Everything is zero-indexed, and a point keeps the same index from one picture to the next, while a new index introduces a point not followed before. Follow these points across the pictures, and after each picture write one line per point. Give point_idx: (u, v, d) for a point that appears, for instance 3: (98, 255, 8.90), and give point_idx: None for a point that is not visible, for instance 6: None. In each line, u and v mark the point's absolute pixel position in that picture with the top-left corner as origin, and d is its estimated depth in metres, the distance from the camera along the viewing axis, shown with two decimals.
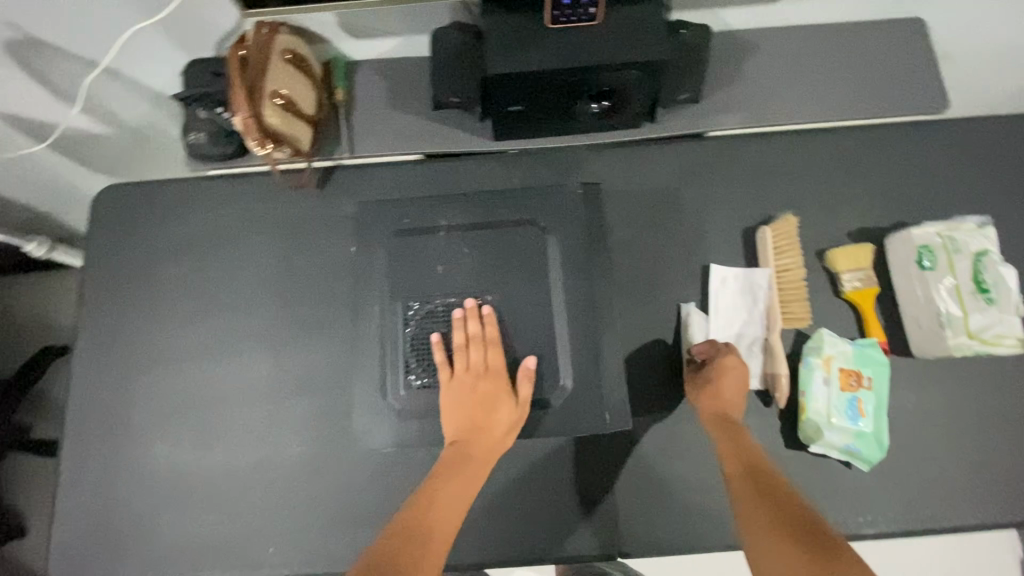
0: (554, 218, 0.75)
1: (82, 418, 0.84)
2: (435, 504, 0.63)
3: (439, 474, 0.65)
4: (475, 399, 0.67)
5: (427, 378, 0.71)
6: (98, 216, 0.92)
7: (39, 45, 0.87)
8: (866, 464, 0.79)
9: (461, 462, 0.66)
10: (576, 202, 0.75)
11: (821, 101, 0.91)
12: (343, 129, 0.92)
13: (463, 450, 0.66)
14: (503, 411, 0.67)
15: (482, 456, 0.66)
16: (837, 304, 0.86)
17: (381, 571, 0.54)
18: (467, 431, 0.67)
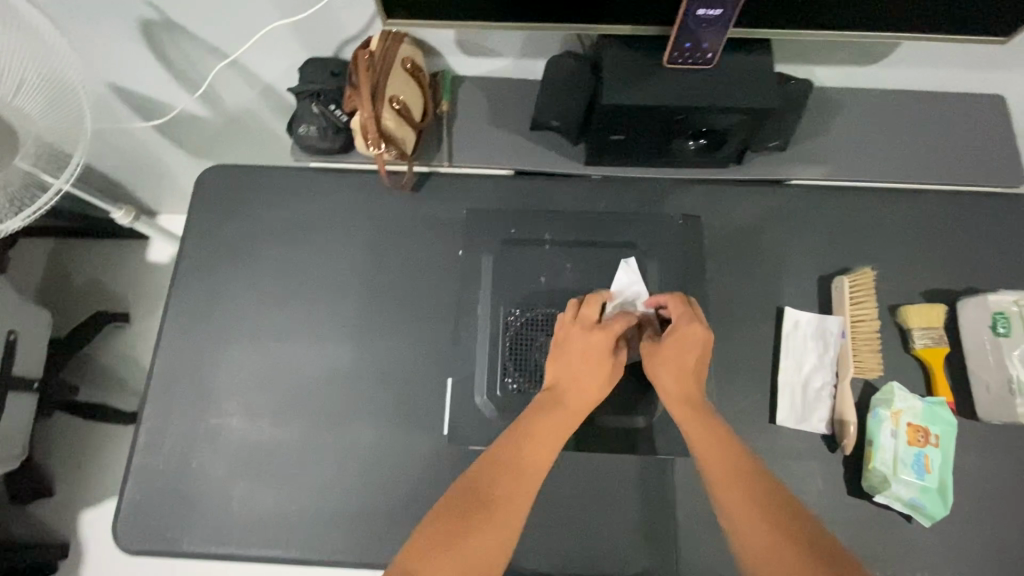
0: (653, 244, 0.88)
1: (166, 382, 0.88)
2: (524, 446, 0.69)
3: (536, 412, 0.72)
4: (582, 351, 0.75)
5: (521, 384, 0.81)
6: (200, 192, 0.97)
7: (173, 27, 0.93)
8: (928, 520, 0.80)
9: (555, 412, 0.72)
10: (676, 234, 0.89)
11: (901, 163, 0.95)
12: (444, 138, 0.96)
13: (558, 396, 0.74)
14: (603, 371, 0.75)
15: (574, 404, 0.73)
16: (907, 360, 0.88)
17: (485, 499, 0.64)
18: (565, 381, 0.75)
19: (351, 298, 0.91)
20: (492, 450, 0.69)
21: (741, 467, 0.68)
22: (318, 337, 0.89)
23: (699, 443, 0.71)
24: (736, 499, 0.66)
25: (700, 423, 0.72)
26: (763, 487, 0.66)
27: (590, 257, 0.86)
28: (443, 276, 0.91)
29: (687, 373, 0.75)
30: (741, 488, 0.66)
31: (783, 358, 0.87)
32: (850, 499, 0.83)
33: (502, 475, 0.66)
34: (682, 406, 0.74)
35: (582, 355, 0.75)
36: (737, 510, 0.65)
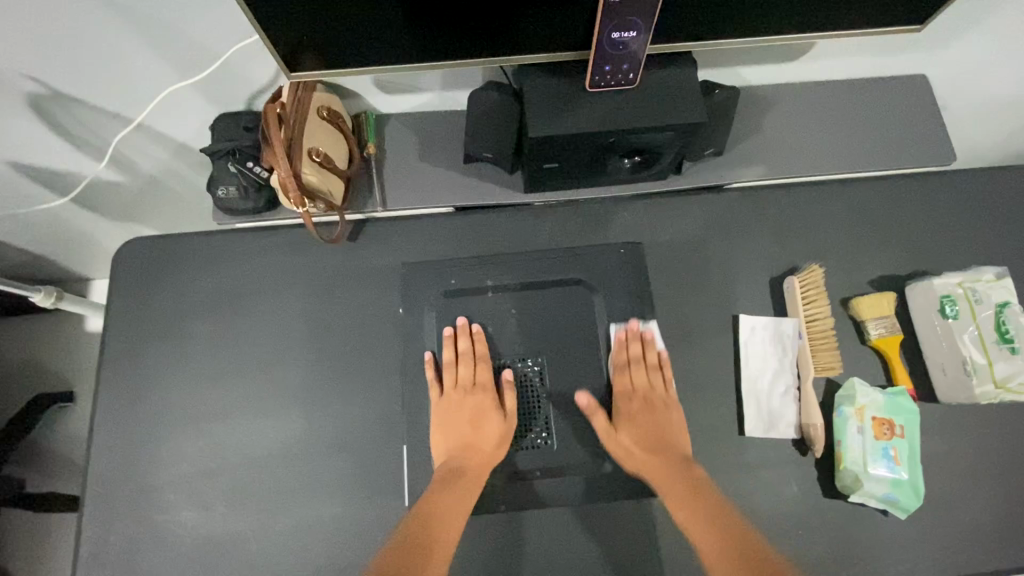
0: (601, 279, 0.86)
1: (105, 482, 0.81)
2: (441, 515, 0.72)
3: (438, 486, 0.75)
4: (471, 417, 0.79)
5: None
6: (119, 270, 0.90)
7: (65, 98, 0.86)
8: (904, 512, 0.80)
9: (464, 484, 0.75)
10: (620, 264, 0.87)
11: (835, 155, 0.96)
12: (376, 184, 0.92)
13: (458, 464, 0.76)
14: (490, 425, 0.79)
15: (476, 467, 0.77)
16: (865, 352, 0.88)
17: None
18: (459, 448, 0.78)
19: (297, 364, 0.86)
20: (419, 512, 0.73)
21: (688, 480, 0.76)
22: (266, 411, 0.84)
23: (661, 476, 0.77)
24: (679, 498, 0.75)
25: (654, 421, 0.81)
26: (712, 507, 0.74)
27: (538, 300, 0.85)
28: (391, 329, 0.87)
29: (657, 429, 0.81)
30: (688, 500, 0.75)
31: (744, 367, 0.86)
32: (827, 501, 0.83)
33: (414, 556, 0.69)
34: (653, 466, 0.78)
35: (467, 415, 0.79)
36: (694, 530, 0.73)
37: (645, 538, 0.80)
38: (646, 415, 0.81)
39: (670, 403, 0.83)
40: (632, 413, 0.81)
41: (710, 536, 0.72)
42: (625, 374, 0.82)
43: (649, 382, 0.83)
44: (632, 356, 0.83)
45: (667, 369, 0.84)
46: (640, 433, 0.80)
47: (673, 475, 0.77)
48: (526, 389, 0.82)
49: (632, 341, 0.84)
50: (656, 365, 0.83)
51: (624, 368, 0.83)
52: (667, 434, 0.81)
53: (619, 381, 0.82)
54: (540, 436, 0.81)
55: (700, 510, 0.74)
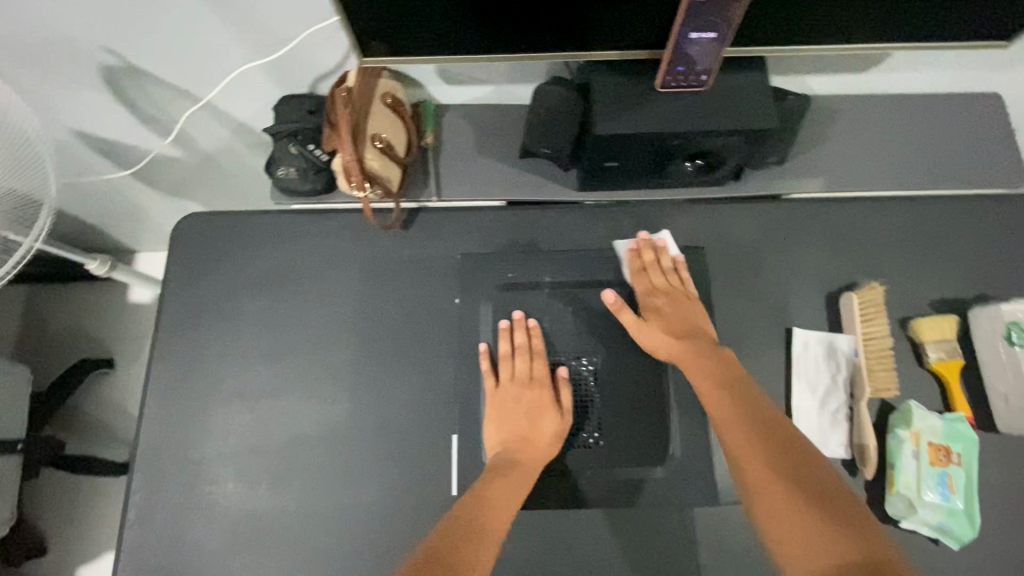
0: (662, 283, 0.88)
1: (154, 449, 0.83)
2: (495, 503, 0.71)
3: (491, 477, 0.74)
4: (528, 412, 0.78)
5: None
6: (177, 244, 0.92)
7: (137, 72, 0.88)
8: (957, 542, 0.78)
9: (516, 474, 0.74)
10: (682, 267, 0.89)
11: (901, 170, 0.93)
12: (432, 173, 0.93)
13: (512, 457, 0.76)
14: (546, 420, 0.78)
15: (531, 462, 0.76)
16: (923, 375, 0.86)
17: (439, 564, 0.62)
18: (514, 441, 0.77)
19: (346, 347, 0.87)
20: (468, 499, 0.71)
21: (754, 420, 0.70)
22: (313, 391, 0.85)
23: (695, 372, 0.76)
24: (755, 457, 0.67)
25: (697, 355, 0.77)
26: (772, 444, 0.68)
27: (593, 300, 0.85)
28: (440, 319, 0.88)
29: (686, 314, 0.82)
30: (742, 428, 0.70)
31: (796, 382, 0.84)
32: (877, 525, 0.80)
33: (467, 539, 0.66)
34: (681, 346, 0.78)
35: (523, 409, 0.78)
36: (756, 482, 0.65)
37: (684, 548, 0.79)
38: (674, 307, 0.82)
39: (692, 295, 0.84)
40: (709, 382, 0.75)
41: (784, 494, 0.63)
42: (644, 277, 0.85)
43: (666, 281, 0.85)
44: (651, 260, 0.86)
45: (683, 271, 0.86)
46: (667, 317, 0.81)
47: (774, 440, 0.68)
48: (579, 387, 0.82)
49: (646, 249, 0.86)
50: (671, 268, 0.86)
51: (642, 272, 0.85)
52: (693, 322, 0.81)
53: (638, 284, 0.84)
54: (591, 437, 0.80)
55: (755, 438, 0.68)
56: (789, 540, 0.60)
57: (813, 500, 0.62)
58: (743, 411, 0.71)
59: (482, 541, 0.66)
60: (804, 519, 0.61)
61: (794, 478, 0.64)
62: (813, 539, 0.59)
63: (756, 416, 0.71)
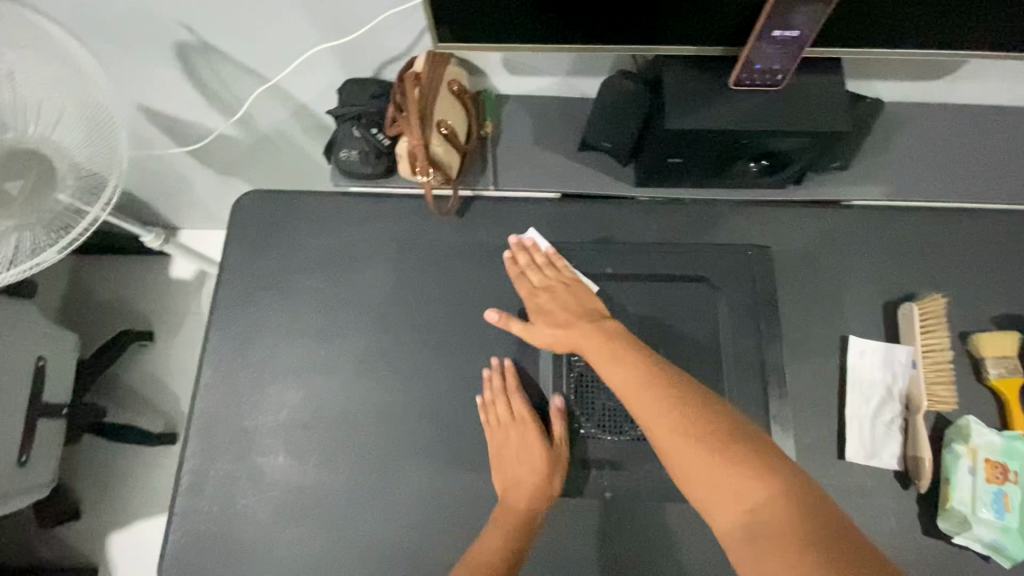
0: (727, 278, 0.83)
1: (208, 419, 0.85)
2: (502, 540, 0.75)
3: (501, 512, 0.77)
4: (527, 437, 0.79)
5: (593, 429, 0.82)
6: (237, 220, 0.93)
7: (209, 49, 0.90)
8: (1010, 561, 0.76)
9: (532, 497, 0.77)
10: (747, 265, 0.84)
11: (968, 182, 0.91)
12: (489, 163, 0.93)
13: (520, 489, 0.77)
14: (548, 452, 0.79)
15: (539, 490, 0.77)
16: (981, 391, 0.84)
17: None
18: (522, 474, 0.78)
19: (397, 329, 0.88)
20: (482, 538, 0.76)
21: (663, 387, 0.66)
22: (365, 371, 0.86)
23: (594, 353, 0.73)
24: (653, 412, 0.64)
25: (590, 337, 0.74)
26: (694, 408, 0.63)
27: (651, 294, 0.83)
28: (491, 307, 0.88)
29: (564, 305, 0.80)
30: (647, 392, 0.66)
31: (849, 391, 0.83)
32: (927, 540, 0.79)
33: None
34: (570, 326, 0.77)
35: (525, 445, 0.78)
36: (662, 435, 0.63)
37: None
38: (553, 303, 0.80)
39: (574, 282, 0.82)
40: (594, 344, 0.73)
41: (687, 441, 0.61)
42: (525, 282, 0.84)
43: (564, 280, 0.82)
44: (524, 262, 0.85)
45: (562, 264, 0.84)
46: (548, 316, 0.80)
47: (647, 385, 0.66)
48: None
49: (521, 253, 0.85)
50: (546, 263, 0.84)
51: (522, 277, 0.84)
52: (578, 306, 0.79)
53: (519, 287, 0.83)
54: None
55: (683, 405, 0.64)
56: (715, 496, 0.58)
57: (706, 439, 0.61)
58: (628, 363, 0.69)
59: None
60: (714, 465, 0.59)
61: (712, 421, 0.62)
62: (754, 499, 0.56)
63: (628, 364, 0.69)
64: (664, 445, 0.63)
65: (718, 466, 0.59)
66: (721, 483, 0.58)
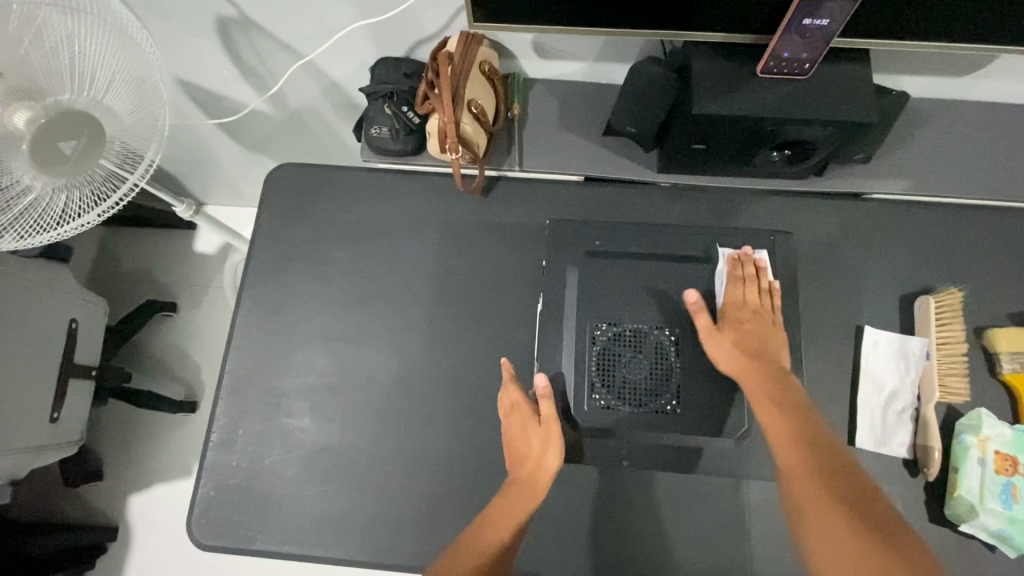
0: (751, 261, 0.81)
1: (239, 380, 0.89)
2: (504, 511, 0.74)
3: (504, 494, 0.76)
4: (527, 423, 0.77)
5: (609, 401, 0.77)
6: (270, 192, 0.97)
7: (248, 24, 0.92)
8: (1015, 550, 0.77)
9: (528, 484, 0.75)
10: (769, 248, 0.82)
11: (996, 179, 0.90)
12: (515, 143, 0.94)
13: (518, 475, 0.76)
14: (535, 436, 0.77)
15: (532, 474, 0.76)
16: (994, 385, 0.85)
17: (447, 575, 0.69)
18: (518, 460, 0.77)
19: (421, 303, 0.91)
20: (476, 528, 0.73)
21: (819, 460, 0.68)
22: (389, 341, 0.89)
23: (762, 399, 0.73)
24: (806, 468, 0.68)
25: (765, 380, 0.74)
26: (845, 481, 0.67)
27: (674, 272, 0.80)
28: (513, 284, 0.91)
29: (755, 336, 0.76)
30: (804, 457, 0.69)
31: (862, 379, 0.85)
32: (931, 526, 0.81)
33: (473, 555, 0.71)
34: (757, 369, 0.74)
35: (521, 432, 0.78)
36: (813, 504, 0.66)
37: (738, 526, 0.80)
38: (754, 324, 0.77)
39: (778, 321, 0.78)
40: (773, 398, 0.73)
41: (841, 522, 0.63)
42: (738, 288, 0.78)
43: (761, 300, 0.78)
44: (738, 275, 0.79)
45: (768, 285, 0.79)
46: (738, 336, 0.76)
47: (815, 457, 0.69)
48: (660, 359, 0.77)
49: (715, 262, 0.80)
50: (767, 291, 0.79)
51: (737, 283, 0.79)
52: (767, 347, 0.76)
53: (724, 293, 0.78)
54: (669, 404, 0.76)
55: (827, 481, 0.66)
56: (837, 558, 0.61)
57: (860, 521, 0.63)
58: (796, 423, 0.71)
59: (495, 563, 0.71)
60: (857, 543, 0.61)
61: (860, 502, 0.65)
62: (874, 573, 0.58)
63: (798, 424, 0.71)
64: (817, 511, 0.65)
65: (853, 539, 0.61)
66: (853, 556, 0.60)
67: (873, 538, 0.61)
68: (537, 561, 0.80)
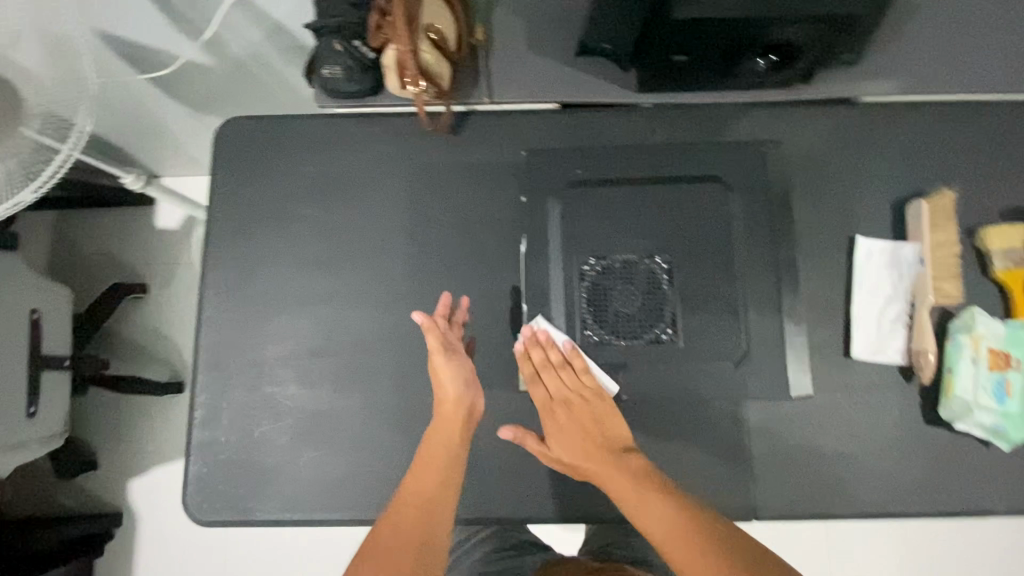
0: (740, 177, 0.76)
1: (216, 354, 0.85)
2: (431, 457, 0.72)
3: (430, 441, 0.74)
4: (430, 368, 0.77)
5: (602, 335, 0.74)
6: (221, 151, 0.89)
7: None
8: (1008, 444, 0.79)
9: (439, 428, 0.74)
10: (759, 163, 0.77)
11: (995, 69, 0.85)
12: (482, 73, 0.86)
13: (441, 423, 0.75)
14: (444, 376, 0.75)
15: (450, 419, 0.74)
16: (985, 285, 0.84)
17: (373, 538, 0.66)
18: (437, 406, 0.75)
19: (398, 255, 0.86)
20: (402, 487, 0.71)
21: (690, 527, 0.62)
22: (370, 299, 0.85)
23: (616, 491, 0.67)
24: (675, 532, 0.62)
25: (613, 474, 0.68)
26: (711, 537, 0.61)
27: (660, 195, 0.75)
28: (493, 227, 0.86)
29: (580, 427, 0.72)
30: (681, 526, 0.62)
31: (856, 290, 0.83)
32: (927, 428, 0.82)
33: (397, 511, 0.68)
34: (587, 456, 0.71)
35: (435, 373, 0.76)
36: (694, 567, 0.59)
37: (739, 447, 0.81)
38: (572, 423, 0.72)
39: (594, 391, 0.73)
40: (622, 482, 0.67)
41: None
42: (539, 384, 0.74)
43: (574, 386, 0.73)
44: (537, 361, 0.74)
45: (586, 360, 0.74)
46: (560, 434, 0.72)
47: (680, 520, 0.63)
48: (653, 290, 0.74)
49: (532, 348, 0.74)
50: (562, 364, 0.73)
51: (536, 380, 0.75)
52: (594, 427, 0.72)
53: (536, 396, 0.74)
54: (664, 332, 0.73)
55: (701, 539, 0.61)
56: None
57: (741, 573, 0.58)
58: (649, 496, 0.65)
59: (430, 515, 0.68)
60: None
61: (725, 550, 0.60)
62: None
63: (653, 497, 0.65)
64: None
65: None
66: None
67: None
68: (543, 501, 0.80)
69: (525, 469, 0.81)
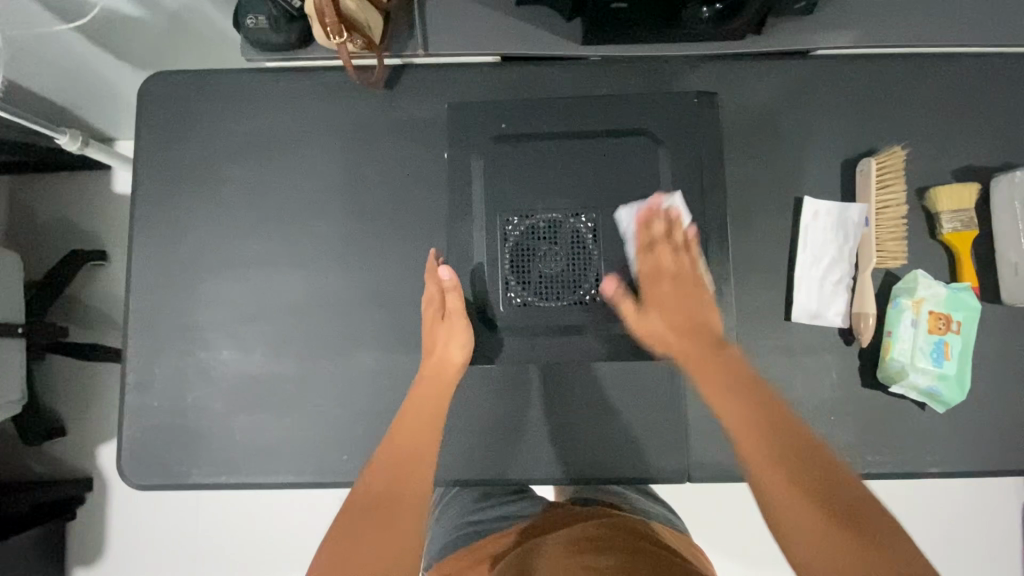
0: (672, 132, 0.74)
1: (147, 318, 0.83)
2: (420, 416, 0.72)
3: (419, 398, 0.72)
4: (433, 324, 0.74)
5: (527, 297, 0.73)
6: (146, 108, 0.85)
7: None
8: (943, 406, 0.79)
9: (433, 379, 0.73)
10: (693, 118, 0.74)
11: (959, 19, 0.80)
12: (416, 22, 0.81)
13: (433, 382, 0.73)
14: (456, 341, 0.72)
15: (447, 381, 0.73)
16: (933, 247, 0.82)
17: (362, 504, 0.65)
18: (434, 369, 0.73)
19: (330, 217, 0.83)
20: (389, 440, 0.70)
21: (774, 428, 0.62)
22: (302, 263, 0.83)
23: (713, 382, 0.67)
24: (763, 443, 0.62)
25: (715, 365, 0.68)
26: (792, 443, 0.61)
27: (589, 152, 0.74)
28: (428, 187, 0.83)
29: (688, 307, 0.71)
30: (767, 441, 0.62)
31: (798, 252, 0.81)
32: (863, 392, 0.81)
33: (392, 473, 0.68)
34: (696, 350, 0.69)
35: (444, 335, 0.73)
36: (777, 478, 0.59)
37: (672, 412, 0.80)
38: (677, 297, 0.71)
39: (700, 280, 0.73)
40: (719, 373, 0.67)
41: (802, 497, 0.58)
42: (650, 256, 0.72)
43: (674, 261, 0.73)
44: (653, 233, 0.72)
45: (696, 252, 0.73)
46: (663, 303, 0.71)
47: (764, 436, 0.62)
48: (578, 250, 0.73)
49: (654, 217, 0.72)
50: (682, 245, 0.73)
51: (648, 249, 0.72)
52: (701, 315, 0.71)
53: (642, 262, 0.72)
54: (589, 293, 0.73)
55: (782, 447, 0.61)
56: (802, 528, 0.56)
57: (811, 488, 0.58)
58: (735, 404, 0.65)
59: (420, 475, 0.68)
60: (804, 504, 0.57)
61: (784, 439, 0.62)
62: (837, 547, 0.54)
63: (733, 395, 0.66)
64: (768, 498, 0.59)
65: (804, 509, 0.57)
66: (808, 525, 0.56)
67: (829, 521, 0.55)
68: (475, 463, 0.80)
69: (458, 432, 0.80)
